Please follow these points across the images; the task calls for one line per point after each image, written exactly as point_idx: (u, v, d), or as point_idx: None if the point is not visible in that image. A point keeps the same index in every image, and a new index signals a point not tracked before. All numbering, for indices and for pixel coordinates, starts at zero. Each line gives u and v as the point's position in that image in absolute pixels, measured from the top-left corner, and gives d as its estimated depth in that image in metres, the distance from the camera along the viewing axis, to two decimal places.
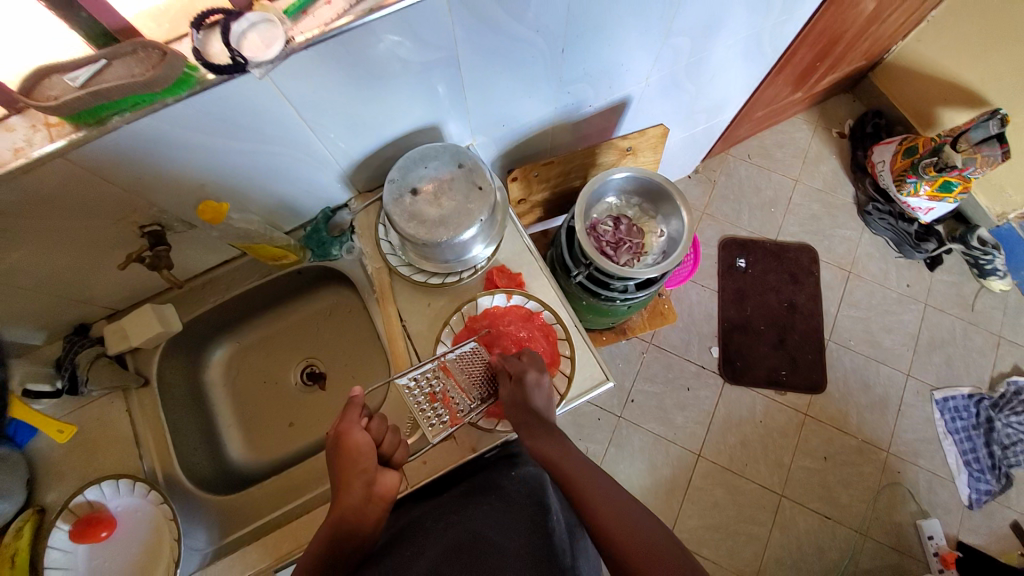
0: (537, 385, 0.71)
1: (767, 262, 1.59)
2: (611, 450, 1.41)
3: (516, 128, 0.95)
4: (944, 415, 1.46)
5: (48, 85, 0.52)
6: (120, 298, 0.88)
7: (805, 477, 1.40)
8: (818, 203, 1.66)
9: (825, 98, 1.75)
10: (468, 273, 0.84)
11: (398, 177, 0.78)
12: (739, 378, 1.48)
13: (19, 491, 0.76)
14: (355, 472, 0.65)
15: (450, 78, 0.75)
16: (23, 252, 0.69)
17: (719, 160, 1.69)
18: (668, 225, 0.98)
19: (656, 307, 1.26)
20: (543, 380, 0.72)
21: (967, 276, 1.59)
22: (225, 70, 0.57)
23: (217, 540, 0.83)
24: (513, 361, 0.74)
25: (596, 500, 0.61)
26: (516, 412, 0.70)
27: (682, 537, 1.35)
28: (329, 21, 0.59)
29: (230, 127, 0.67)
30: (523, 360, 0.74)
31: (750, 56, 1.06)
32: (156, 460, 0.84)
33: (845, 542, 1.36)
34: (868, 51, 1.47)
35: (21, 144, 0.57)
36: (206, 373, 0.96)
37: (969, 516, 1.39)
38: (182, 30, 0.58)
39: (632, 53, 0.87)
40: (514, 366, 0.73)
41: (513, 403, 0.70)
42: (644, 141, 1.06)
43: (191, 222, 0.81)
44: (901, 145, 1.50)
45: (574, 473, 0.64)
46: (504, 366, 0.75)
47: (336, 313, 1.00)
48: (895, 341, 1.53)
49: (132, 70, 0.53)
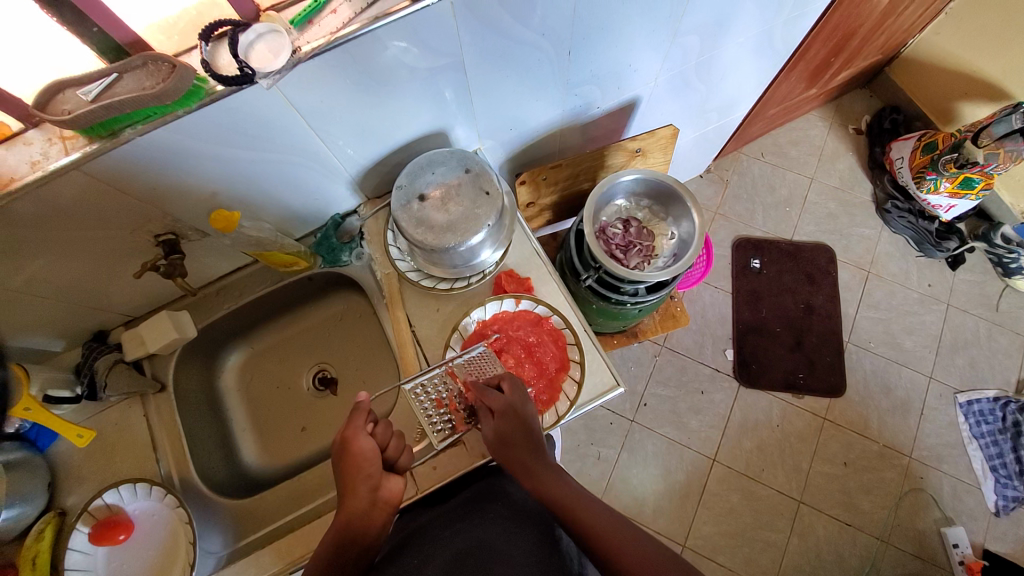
0: (521, 417, 0.69)
1: (782, 263, 1.56)
2: (624, 454, 1.40)
3: (524, 132, 0.95)
4: (968, 419, 1.42)
5: (61, 100, 0.54)
6: (137, 305, 0.90)
7: (824, 482, 1.38)
8: (835, 202, 1.63)
9: (840, 94, 1.71)
10: (476, 278, 0.85)
11: (405, 183, 0.79)
12: (755, 381, 1.46)
13: (40, 494, 0.79)
14: (360, 478, 0.65)
15: (456, 83, 0.75)
16: (43, 261, 0.71)
17: (732, 159, 1.67)
18: (679, 227, 0.97)
19: (667, 309, 1.25)
20: (527, 411, 0.70)
21: (991, 275, 1.54)
22: (234, 81, 0.58)
23: (232, 543, 0.84)
24: (490, 400, 0.70)
25: (597, 520, 0.62)
26: (499, 448, 0.69)
27: (696, 543, 1.33)
28: (335, 29, 0.60)
29: (239, 136, 0.68)
30: (502, 394, 0.71)
31: (761, 53, 1.05)
32: (172, 465, 0.85)
33: (866, 550, 1.32)
34: (885, 45, 1.44)
35: (38, 158, 0.59)
36: (221, 379, 0.98)
37: (995, 523, 1.35)
38: (191, 42, 0.60)
39: (640, 53, 0.86)
40: (495, 400, 0.70)
41: (497, 440, 0.69)
42: (654, 143, 1.05)
43: (204, 230, 0.82)
44: (920, 141, 1.46)
45: (573, 496, 0.64)
46: (483, 401, 0.71)
47: (347, 318, 1.01)
48: (916, 342, 1.49)
49: (143, 83, 0.55)
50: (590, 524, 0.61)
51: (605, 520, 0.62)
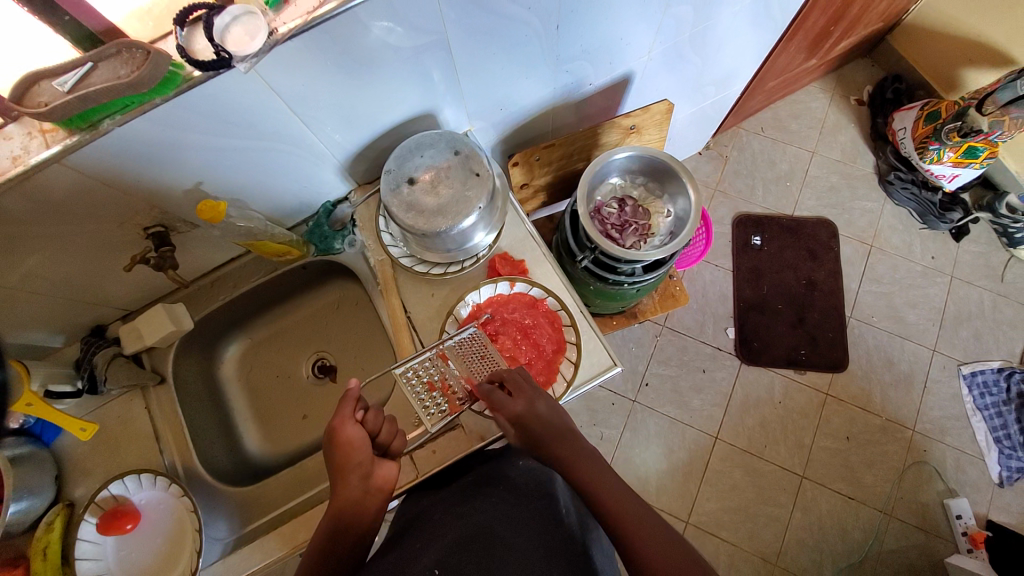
0: (547, 407, 0.68)
1: (784, 240, 1.54)
2: (627, 434, 1.40)
3: (515, 111, 0.93)
4: (972, 391, 1.42)
5: (37, 92, 0.53)
6: (134, 299, 0.90)
7: (827, 458, 1.38)
8: (837, 175, 1.60)
9: (841, 64, 1.67)
10: (470, 261, 0.84)
11: (394, 167, 0.77)
12: (757, 358, 1.45)
13: (48, 486, 0.80)
14: (350, 466, 0.65)
15: (444, 63, 0.73)
16: (37, 258, 0.71)
17: (731, 135, 1.64)
18: (675, 204, 0.96)
19: (666, 289, 1.23)
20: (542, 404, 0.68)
21: (995, 246, 1.52)
22: (211, 67, 0.57)
23: (238, 529, 0.85)
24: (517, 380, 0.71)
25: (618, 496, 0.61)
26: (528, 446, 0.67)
27: (699, 520, 1.34)
28: (312, 9, 0.58)
29: (223, 123, 0.66)
30: (525, 384, 0.70)
31: (758, 22, 1.02)
32: (176, 455, 0.86)
33: (868, 522, 1.33)
34: (887, 11, 1.40)
35: (19, 152, 0.58)
36: (221, 370, 0.98)
37: (999, 494, 1.35)
38: (166, 28, 0.58)
39: (631, 26, 0.84)
40: (505, 406, 0.67)
41: (524, 439, 0.67)
42: (649, 119, 1.03)
43: (194, 222, 0.82)
44: (922, 110, 1.43)
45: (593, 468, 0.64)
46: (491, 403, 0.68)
47: (343, 306, 1.01)
48: (919, 315, 1.48)
49: (118, 72, 0.53)
50: (615, 507, 0.60)
51: (626, 499, 0.61)
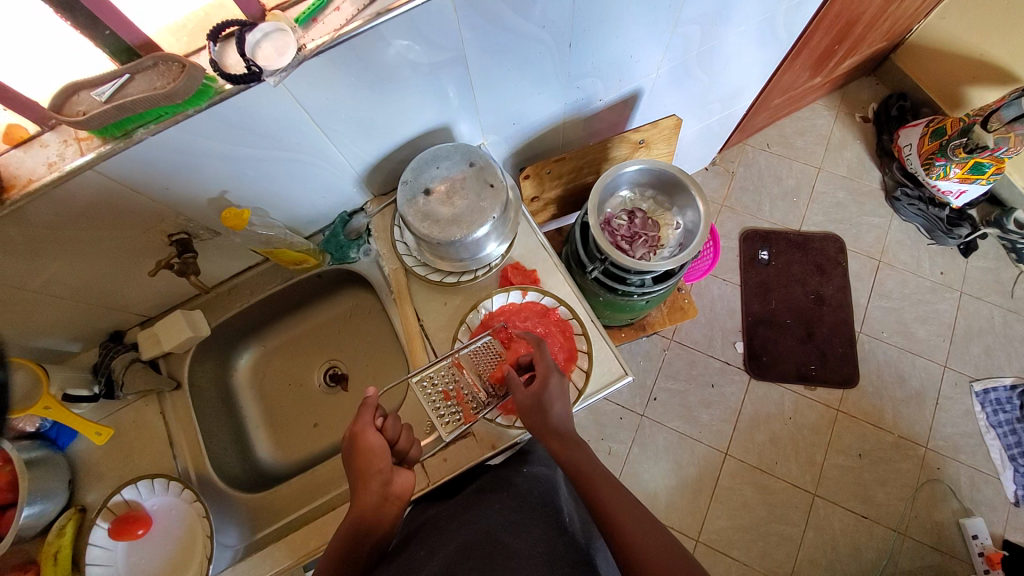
0: (558, 388, 0.70)
1: (791, 255, 1.55)
2: (635, 449, 1.40)
3: (527, 125, 0.96)
4: (985, 408, 1.40)
5: (76, 102, 0.55)
6: (152, 305, 0.92)
7: (839, 474, 1.36)
8: (843, 191, 1.62)
9: (845, 83, 1.70)
10: (483, 271, 0.86)
11: (411, 178, 0.79)
12: (766, 373, 1.45)
13: (62, 491, 0.81)
14: (371, 473, 0.65)
15: (459, 79, 0.76)
16: (62, 264, 0.73)
17: (737, 151, 1.66)
18: (684, 216, 0.97)
19: (675, 301, 1.24)
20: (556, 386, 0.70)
21: (1004, 262, 1.52)
22: (240, 80, 0.59)
23: (248, 537, 0.85)
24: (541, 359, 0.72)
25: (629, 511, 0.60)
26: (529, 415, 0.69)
27: (709, 538, 1.32)
28: (339, 26, 0.60)
29: (246, 134, 0.69)
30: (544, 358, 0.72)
31: (763, 42, 1.05)
32: (189, 460, 0.87)
33: (882, 542, 1.31)
34: (890, 31, 1.43)
35: (54, 159, 0.60)
36: (233, 377, 0.99)
37: (1016, 514, 1.32)
38: (199, 43, 0.60)
39: (640, 44, 0.86)
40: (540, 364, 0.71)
41: (531, 406, 0.69)
42: (658, 133, 1.05)
43: (216, 229, 0.84)
44: (927, 127, 1.45)
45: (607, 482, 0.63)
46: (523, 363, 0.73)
47: (355, 315, 1.03)
48: (929, 331, 1.48)
49: (154, 84, 0.56)
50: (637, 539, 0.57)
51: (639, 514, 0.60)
